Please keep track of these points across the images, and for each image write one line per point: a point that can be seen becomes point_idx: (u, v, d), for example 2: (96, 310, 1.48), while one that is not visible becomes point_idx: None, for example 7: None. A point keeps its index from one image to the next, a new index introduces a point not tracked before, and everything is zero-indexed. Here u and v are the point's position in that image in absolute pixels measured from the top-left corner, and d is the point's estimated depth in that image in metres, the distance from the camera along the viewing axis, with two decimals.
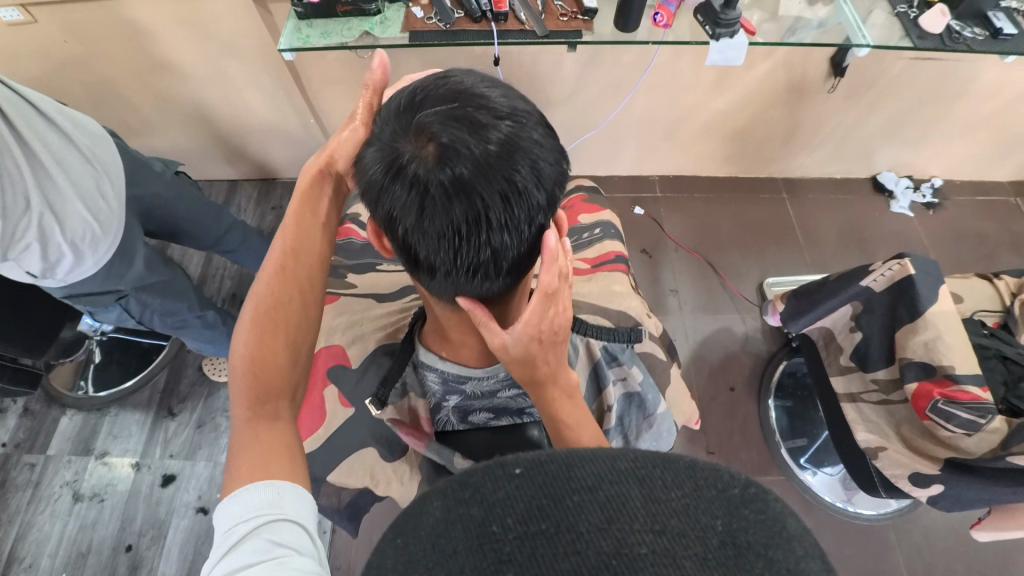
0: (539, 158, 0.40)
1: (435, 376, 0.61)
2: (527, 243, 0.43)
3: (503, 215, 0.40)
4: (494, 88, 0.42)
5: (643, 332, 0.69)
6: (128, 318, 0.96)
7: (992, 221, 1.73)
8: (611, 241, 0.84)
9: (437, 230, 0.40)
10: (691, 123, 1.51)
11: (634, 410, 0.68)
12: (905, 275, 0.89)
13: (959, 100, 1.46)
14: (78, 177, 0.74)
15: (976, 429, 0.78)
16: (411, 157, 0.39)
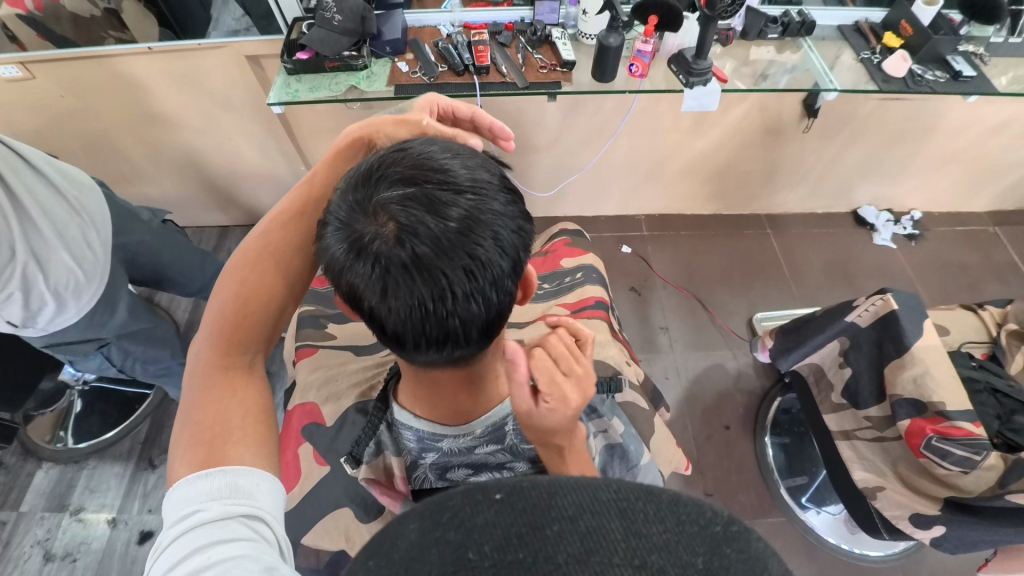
0: (500, 229, 0.41)
1: (410, 435, 0.59)
2: (495, 313, 0.43)
3: (468, 288, 0.40)
4: (453, 161, 0.43)
5: (624, 381, 0.65)
6: (109, 365, 0.94)
7: (973, 251, 1.76)
8: (590, 286, 0.84)
9: (402, 306, 0.40)
10: (673, 164, 1.56)
11: (616, 463, 0.64)
12: (888, 310, 0.90)
13: (930, 137, 1.51)
14: (65, 225, 0.73)
15: (972, 466, 0.76)
16: (371, 235, 0.39)
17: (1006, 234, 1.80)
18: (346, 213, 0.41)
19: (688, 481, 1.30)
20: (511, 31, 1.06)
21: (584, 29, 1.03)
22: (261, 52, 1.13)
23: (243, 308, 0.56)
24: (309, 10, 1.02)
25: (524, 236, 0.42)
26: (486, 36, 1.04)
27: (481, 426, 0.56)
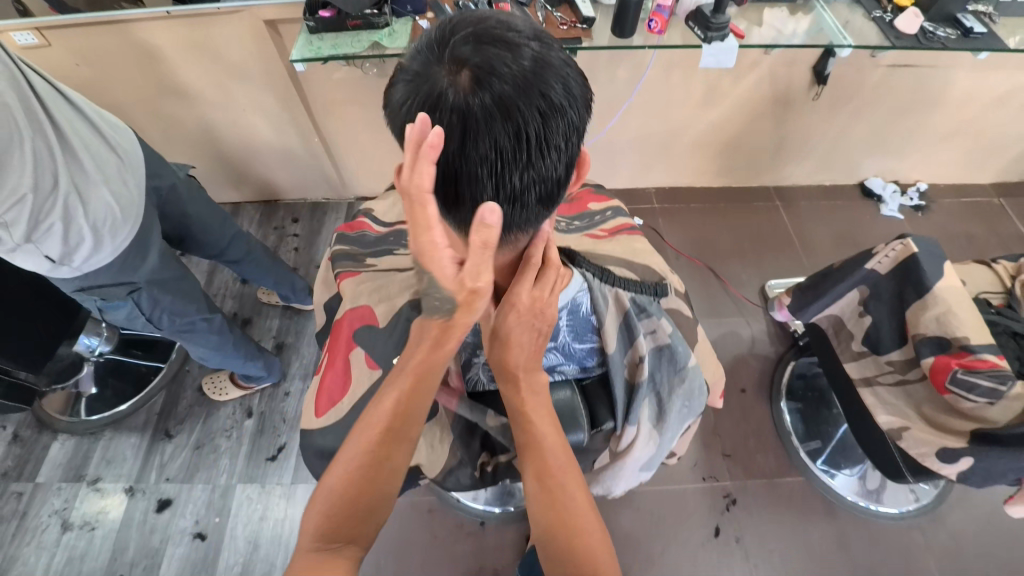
0: (566, 75, 0.45)
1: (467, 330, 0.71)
2: (560, 163, 0.49)
3: (541, 129, 0.45)
4: (514, 18, 0.47)
5: (668, 288, 0.73)
6: (138, 315, 0.94)
7: (978, 222, 1.78)
8: (622, 219, 0.87)
9: (481, 154, 0.45)
10: (684, 137, 1.57)
11: (664, 365, 0.70)
12: (909, 255, 0.90)
13: (938, 108, 1.52)
14: (103, 165, 0.79)
15: (999, 397, 0.77)
16: (449, 86, 0.43)
17: (1010, 205, 1.82)
18: (421, 69, 0.44)
19: (707, 444, 1.31)
20: None
21: None
22: (278, 17, 1.12)
23: (357, 488, 0.56)
24: None
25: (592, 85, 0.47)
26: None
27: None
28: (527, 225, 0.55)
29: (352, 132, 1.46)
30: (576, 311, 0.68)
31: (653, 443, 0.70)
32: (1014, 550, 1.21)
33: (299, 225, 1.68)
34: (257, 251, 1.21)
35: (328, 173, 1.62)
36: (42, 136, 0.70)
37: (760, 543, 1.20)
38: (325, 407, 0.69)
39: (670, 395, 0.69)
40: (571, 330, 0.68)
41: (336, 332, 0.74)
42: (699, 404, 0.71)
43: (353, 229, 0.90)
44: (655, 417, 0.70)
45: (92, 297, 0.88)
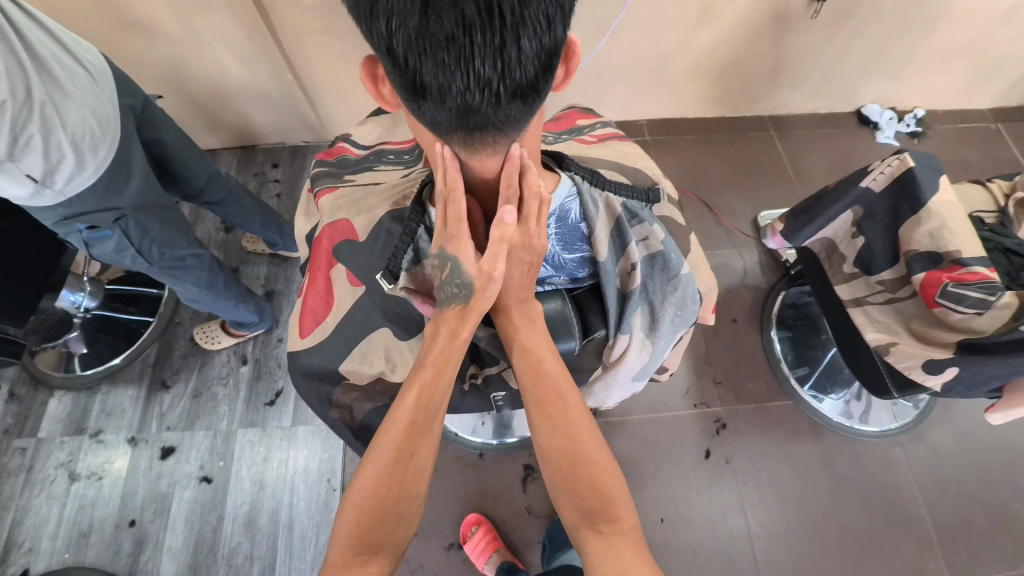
0: None
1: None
2: (537, 52, 0.46)
3: (512, 3, 0.43)
4: None
5: (660, 194, 0.71)
6: (126, 248, 0.91)
7: (975, 148, 1.75)
8: (610, 129, 0.85)
9: (447, 30, 0.43)
10: (679, 62, 1.50)
11: (657, 273, 0.68)
12: (905, 169, 0.89)
13: (941, 25, 1.46)
14: (75, 80, 0.76)
15: (987, 308, 0.79)
16: None
17: (1007, 130, 1.79)
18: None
19: (698, 372, 1.34)
20: None
21: None
22: None
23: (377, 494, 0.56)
24: None
25: None
26: None
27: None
28: (505, 126, 0.52)
29: (326, 68, 1.38)
30: (565, 219, 0.67)
31: (646, 352, 0.70)
32: (988, 462, 1.28)
33: (279, 169, 1.63)
34: (238, 193, 1.17)
35: (306, 113, 1.55)
36: (6, 42, 0.67)
37: (749, 464, 1.25)
38: (308, 324, 0.69)
39: (663, 302, 0.68)
40: (561, 239, 0.69)
41: (321, 246, 0.72)
42: (693, 313, 0.70)
43: (332, 157, 0.86)
44: (649, 325, 0.69)
45: (75, 227, 0.85)
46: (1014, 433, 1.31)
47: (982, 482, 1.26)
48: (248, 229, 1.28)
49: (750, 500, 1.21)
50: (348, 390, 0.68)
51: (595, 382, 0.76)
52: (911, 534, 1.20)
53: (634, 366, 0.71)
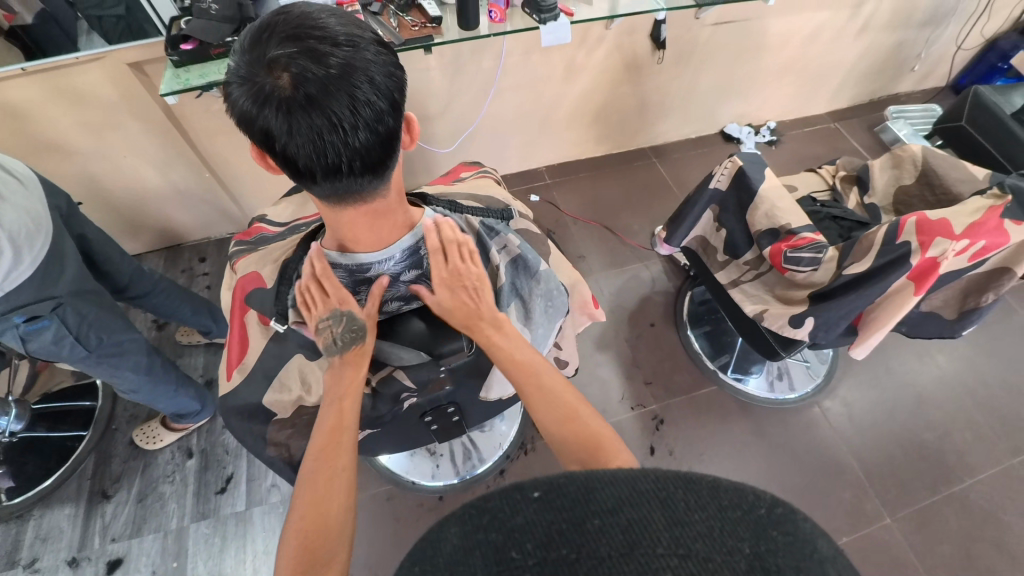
0: (374, 73, 0.53)
1: (342, 273, 0.72)
2: (380, 142, 0.57)
3: (354, 121, 0.53)
4: (331, 18, 0.54)
5: (512, 213, 0.85)
6: (64, 337, 0.93)
7: (822, 145, 2.07)
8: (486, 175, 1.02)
9: (303, 140, 0.53)
10: (560, 112, 1.72)
11: (522, 273, 0.79)
12: (737, 168, 1.08)
13: (762, 54, 1.77)
14: (9, 188, 0.85)
15: (819, 263, 0.94)
16: (271, 87, 0.51)
17: (844, 127, 2.13)
18: (245, 66, 0.52)
19: (630, 375, 1.45)
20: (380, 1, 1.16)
21: None
22: (141, 57, 1.16)
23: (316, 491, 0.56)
24: (183, 8, 1.05)
25: (396, 77, 0.55)
26: (357, 7, 1.14)
27: (400, 249, 0.71)
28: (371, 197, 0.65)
29: (240, 160, 1.49)
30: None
31: (525, 338, 0.81)
32: (893, 405, 1.44)
33: (207, 262, 1.68)
34: (166, 285, 1.23)
35: (227, 205, 1.64)
36: None
37: (691, 450, 1.34)
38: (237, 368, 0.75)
39: (529, 294, 0.80)
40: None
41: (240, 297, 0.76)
42: (563, 304, 0.83)
43: (250, 235, 0.94)
44: (521, 316, 0.80)
45: (12, 321, 0.87)
46: (905, 373, 1.50)
47: (892, 423, 1.41)
48: (181, 319, 1.31)
49: None
50: (279, 429, 0.76)
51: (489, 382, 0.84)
52: (845, 482, 1.31)
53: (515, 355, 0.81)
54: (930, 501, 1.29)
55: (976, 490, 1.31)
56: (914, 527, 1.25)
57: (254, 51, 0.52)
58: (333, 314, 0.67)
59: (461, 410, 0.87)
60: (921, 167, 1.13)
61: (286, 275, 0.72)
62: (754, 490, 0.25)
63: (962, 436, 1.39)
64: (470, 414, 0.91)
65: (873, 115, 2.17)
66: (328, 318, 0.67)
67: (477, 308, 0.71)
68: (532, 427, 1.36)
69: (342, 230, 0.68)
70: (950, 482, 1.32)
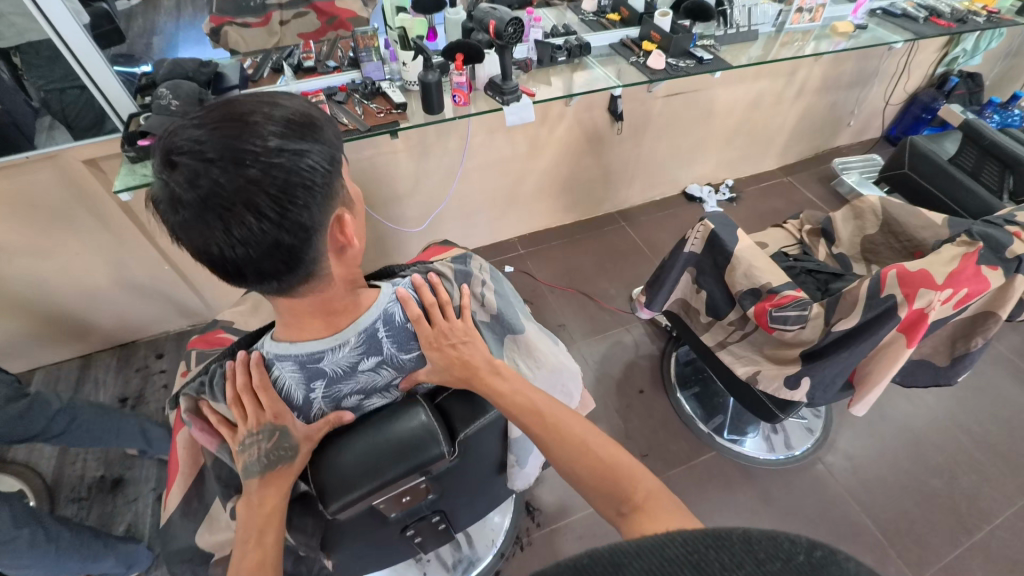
0: (264, 201, 0.47)
1: (290, 368, 0.58)
2: (271, 256, 0.50)
3: (237, 242, 0.48)
4: (250, 121, 0.47)
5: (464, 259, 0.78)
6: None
7: (780, 198, 2.15)
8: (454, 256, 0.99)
9: (187, 242, 0.50)
10: (526, 186, 1.76)
11: (502, 289, 0.76)
12: (708, 231, 1.08)
13: (713, 120, 1.87)
14: None
15: (805, 320, 0.91)
16: (164, 190, 0.47)
17: (796, 180, 2.23)
18: (154, 153, 0.48)
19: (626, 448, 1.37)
20: (344, 91, 1.17)
21: (407, 77, 1.20)
22: (96, 154, 1.12)
23: None
24: (144, 105, 1.05)
25: (296, 201, 0.49)
26: (322, 98, 1.14)
27: (355, 332, 0.59)
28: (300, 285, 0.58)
29: None
30: (391, 321, 0.62)
31: (546, 338, 0.77)
32: (896, 454, 1.40)
33: (165, 359, 1.55)
34: (88, 415, 1.08)
35: (189, 299, 1.56)
36: None
37: None
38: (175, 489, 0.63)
39: (525, 323, 0.75)
40: (394, 341, 0.62)
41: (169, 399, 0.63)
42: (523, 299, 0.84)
43: (213, 345, 0.86)
44: (525, 354, 0.73)
45: None
46: (900, 419, 1.47)
47: (898, 473, 1.36)
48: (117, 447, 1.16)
49: None
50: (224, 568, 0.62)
51: (506, 464, 0.75)
52: (863, 544, 1.23)
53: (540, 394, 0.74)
54: (953, 554, 1.22)
55: (997, 537, 1.24)
56: None
57: (166, 137, 0.48)
58: (264, 429, 0.55)
59: (448, 518, 0.76)
60: (881, 216, 1.17)
61: (207, 371, 0.61)
62: (792, 535, 0.23)
63: (970, 481, 1.34)
64: (459, 518, 0.80)
65: (821, 168, 2.29)
66: (257, 433, 0.55)
67: (469, 356, 0.63)
68: (526, 517, 1.25)
69: (284, 316, 0.59)
70: (970, 531, 1.25)
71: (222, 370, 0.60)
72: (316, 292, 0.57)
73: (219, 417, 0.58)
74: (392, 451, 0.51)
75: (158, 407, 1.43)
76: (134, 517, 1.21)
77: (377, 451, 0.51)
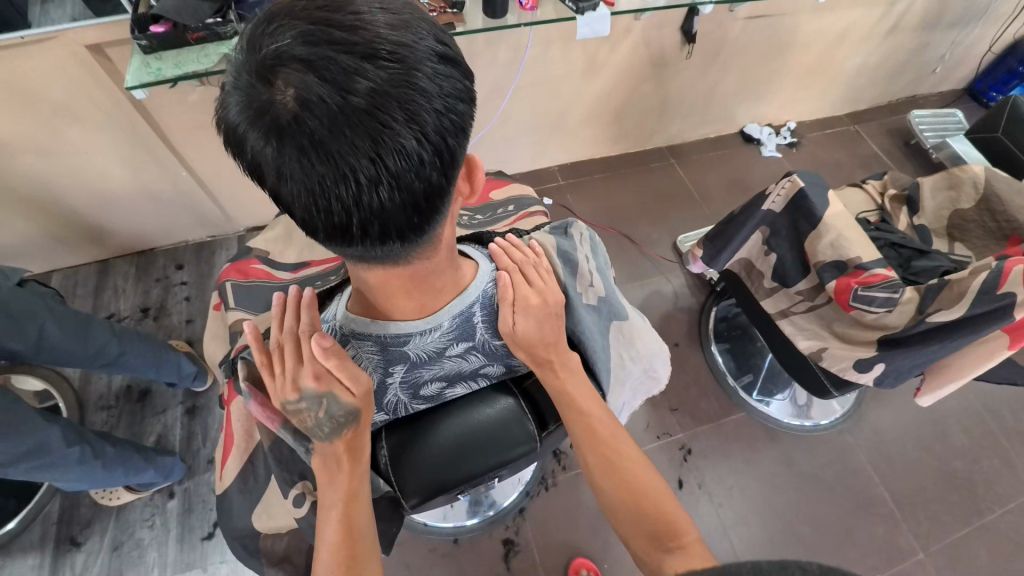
0: (418, 112, 0.36)
1: (371, 346, 0.52)
2: (412, 195, 0.39)
3: (377, 176, 0.36)
4: (381, 13, 0.37)
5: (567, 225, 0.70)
6: None
7: (843, 149, 1.97)
8: (524, 207, 0.89)
9: (294, 185, 0.37)
10: (575, 111, 1.58)
11: (600, 260, 0.70)
12: (796, 189, 0.96)
13: (791, 53, 1.64)
14: None
15: (893, 304, 0.84)
16: (269, 106, 0.35)
17: (864, 130, 2.04)
18: (240, 66, 0.36)
19: (656, 402, 1.36)
20: None
21: None
22: (103, 39, 0.96)
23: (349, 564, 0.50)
24: None
25: (451, 119, 0.38)
26: None
27: (449, 317, 0.52)
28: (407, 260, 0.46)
29: (221, 160, 1.32)
30: (488, 304, 0.54)
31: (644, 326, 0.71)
32: (922, 430, 1.39)
33: (185, 271, 1.48)
34: (136, 343, 1.04)
35: (208, 209, 1.46)
36: None
37: (720, 482, 1.27)
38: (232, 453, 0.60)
39: (627, 309, 0.70)
40: (488, 326, 0.55)
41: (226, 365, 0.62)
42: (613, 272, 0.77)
43: (248, 277, 0.80)
44: (624, 345, 0.67)
45: None
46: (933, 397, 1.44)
47: (922, 449, 1.36)
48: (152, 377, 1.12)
49: (730, 518, 1.22)
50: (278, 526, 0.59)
51: None
52: (877, 515, 1.25)
53: (622, 390, 0.68)
54: (961, 533, 1.24)
55: (1007, 521, 1.27)
56: (948, 562, 1.21)
57: (260, 38, 0.36)
58: (308, 396, 0.50)
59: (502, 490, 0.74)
60: (982, 191, 1.02)
61: None
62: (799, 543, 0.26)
63: (991, 465, 1.34)
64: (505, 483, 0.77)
65: (892, 118, 2.09)
66: (300, 401, 0.51)
67: (554, 336, 0.57)
68: (553, 460, 1.26)
69: (370, 290, 0.50)
70: (982, 513, 1.27)
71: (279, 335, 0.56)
72: (423, 264, 0.46)
73: (261, 353, 0.52)
74: (484, 446, 0.54)
75: (181, 320, 1.39)
76: (163, 428, 1.21)
77: (477, 439, 0.54)
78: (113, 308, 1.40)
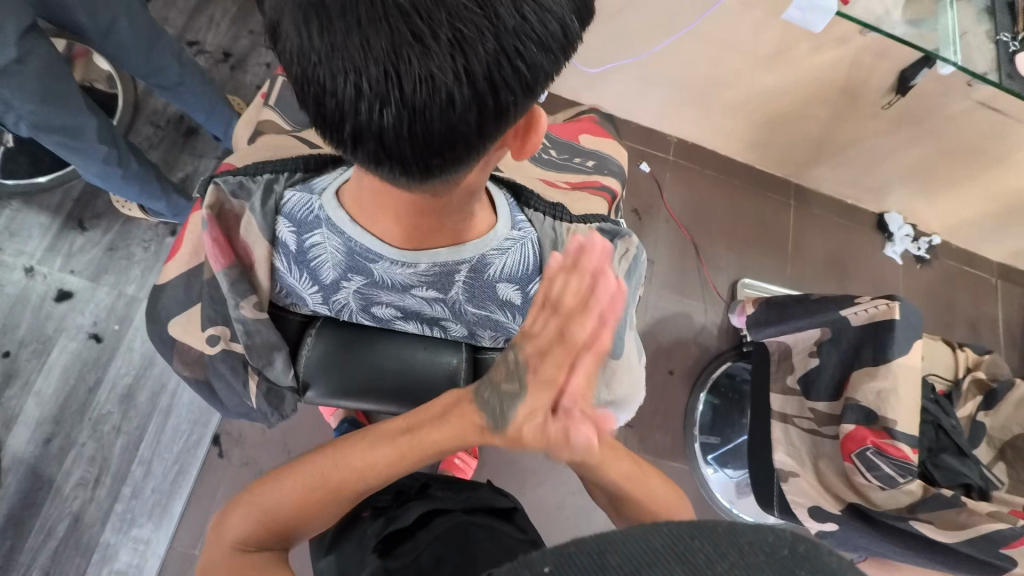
0: (467, 41, 0.34)
1: (339, 244, 0.53)
2: (427, 125, 0.37)
3: (394, 90, 0.35)
4: None
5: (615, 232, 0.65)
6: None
7: (968, 293, 1.72)
8: (600, 174, 0.79)
9: (303, 53, 0.36)
10: (731, 94, 1.37)
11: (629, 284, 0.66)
12: (887, 318, 0.82)
13: (998, 168, 1.35)
14: None
15: (892, 485, 0.76)
16: None
17: (1005, 288, 1.75)
18: None
19: None
20: None
21: None
22: None
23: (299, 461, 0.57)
24: None
25: (498, 62, 0.36)
26: None
27: (428, 261, 0.53)
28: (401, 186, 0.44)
29: None
30: (473, 270, 0.55)
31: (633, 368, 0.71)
32: None
33: None
34: (195, 84, 1.03)
35: None
36: None
37: None
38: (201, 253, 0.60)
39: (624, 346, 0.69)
40: (465, 290, 0.58)
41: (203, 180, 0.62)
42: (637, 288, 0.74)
43: None
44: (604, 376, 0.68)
45: None
46: None
47: None
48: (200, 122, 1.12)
49: None
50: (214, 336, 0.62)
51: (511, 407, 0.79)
52: None
53: None
54: None
55: None
56: None
57: None
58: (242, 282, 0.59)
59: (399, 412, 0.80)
60: None
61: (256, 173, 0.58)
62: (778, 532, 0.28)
63: None
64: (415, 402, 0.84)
65: None
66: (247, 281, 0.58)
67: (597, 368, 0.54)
68: None
69: (361, 191, 0.48)
70: None
71: (271, 188, 0.57)
72: (421, 197, 0.45)
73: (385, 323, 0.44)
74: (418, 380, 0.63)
75: (252, 84, 1.37)
76: (192, 172, 1.24)
77: (417, 374, 0.63)
78: (200, 36, 1.38)
